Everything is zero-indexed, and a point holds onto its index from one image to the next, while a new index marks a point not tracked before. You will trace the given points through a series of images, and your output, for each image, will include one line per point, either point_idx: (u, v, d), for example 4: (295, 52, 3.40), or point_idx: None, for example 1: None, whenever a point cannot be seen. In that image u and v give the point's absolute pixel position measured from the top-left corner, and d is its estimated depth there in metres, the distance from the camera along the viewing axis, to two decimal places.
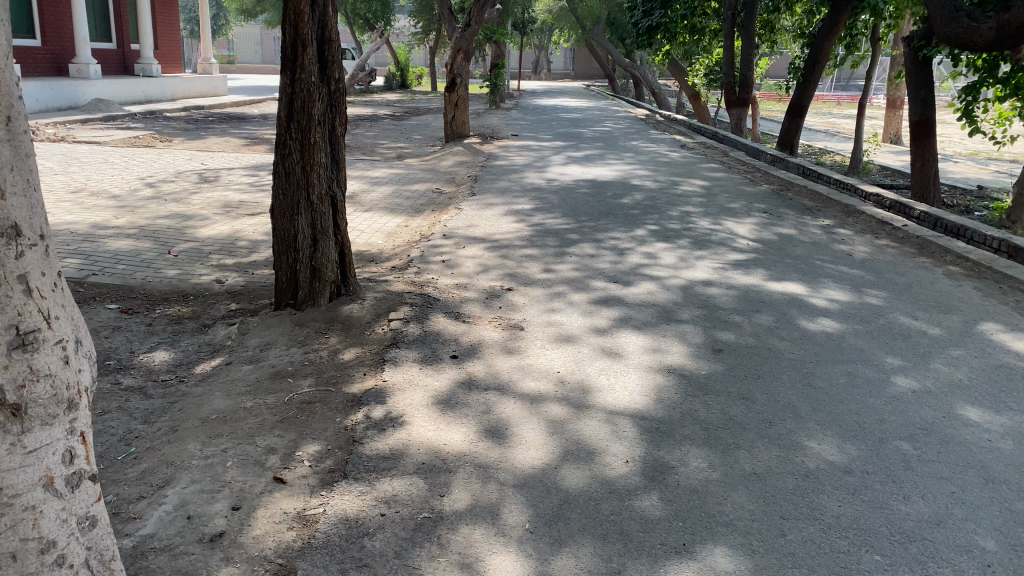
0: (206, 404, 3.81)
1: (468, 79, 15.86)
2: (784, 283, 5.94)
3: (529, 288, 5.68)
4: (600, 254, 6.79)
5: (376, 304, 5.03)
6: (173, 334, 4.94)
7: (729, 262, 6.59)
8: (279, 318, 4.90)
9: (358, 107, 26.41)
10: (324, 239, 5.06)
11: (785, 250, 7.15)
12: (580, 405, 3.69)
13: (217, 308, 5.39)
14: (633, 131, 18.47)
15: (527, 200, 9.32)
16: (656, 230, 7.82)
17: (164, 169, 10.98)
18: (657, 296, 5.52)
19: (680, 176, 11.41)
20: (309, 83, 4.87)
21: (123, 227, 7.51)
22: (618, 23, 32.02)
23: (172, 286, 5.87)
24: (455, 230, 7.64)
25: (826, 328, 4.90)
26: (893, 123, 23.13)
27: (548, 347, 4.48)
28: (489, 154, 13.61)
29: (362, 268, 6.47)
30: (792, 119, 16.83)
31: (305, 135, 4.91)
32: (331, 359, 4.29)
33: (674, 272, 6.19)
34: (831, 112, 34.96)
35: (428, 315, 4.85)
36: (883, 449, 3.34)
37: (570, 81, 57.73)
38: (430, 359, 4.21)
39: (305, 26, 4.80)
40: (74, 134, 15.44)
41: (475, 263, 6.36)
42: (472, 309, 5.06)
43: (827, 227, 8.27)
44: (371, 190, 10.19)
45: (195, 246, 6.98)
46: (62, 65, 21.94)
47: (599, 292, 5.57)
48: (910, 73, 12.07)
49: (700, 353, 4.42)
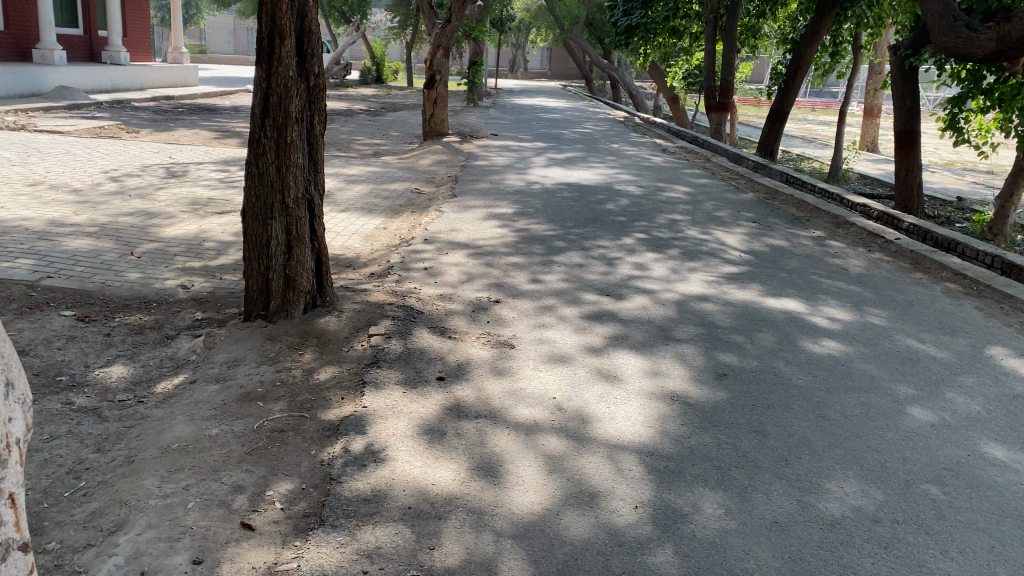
0: (167, 431, 3.44)
1: (447, 76, 15.49)
2: (782, 298, 5.68)
3: (517, 300, 5.36)
4: (588, 264, 6.50)
5: (354, 317, 4.66)
6: (133, 347, 4.55)
7: (724, 275, 6.33)
8: (248, 331, 4.53)
9: (333, 102, 25.96)
10: (299, 246, 4.69)
11: (779, 262, 6.91)
12: (580, 438, 3.39)
13: (181, 317, 5.00)
14: (613, 134, 18.22)
15: (509, 204, 9.02)
16: (645, 239, 7.55)
17: (129, 162, 10.53)
18: (651, 312, 5.24)
19: (665, 182, 11.18)
20: (286, 77, 4.54)
21: (83, 225, 7.09)
22: (596, 24, 31.87)
23: (133, 291, 5.47)
24: (436, 234, 7.31)
25: (832, 351, 4.64)
26: (871, 131, 23.08)
27: (539, 368, 4.17)
28: (468, 154, 13.28)
29: (338, 274, 6.11)
30: (773, 125, 16.70)
31: (280, 133, 4.57)
32: (305, 380, 3.93)
33: (667, 286, 5.91)
34: (807, 119, 35.03)
35: (411, 330, 4.51)
36: (910, 494, 3.08)
37: (547, 80, 57.42)
38: (415, 380, 3.88)
39: (284, 16, 4.48)
40: (35, 123, 14.86)
41: (457, 272, 6.04)
42: (458, 324, 4.73)
43: (818, 238, 8.06)
44: (347, 189, 9.82)
45: (160, 247, 6.58)
46: (26, 50, 21.26)
47: (591, 307, 5.27)
48: (895, 83, 11.94)
49: (704, 377, 4.13)
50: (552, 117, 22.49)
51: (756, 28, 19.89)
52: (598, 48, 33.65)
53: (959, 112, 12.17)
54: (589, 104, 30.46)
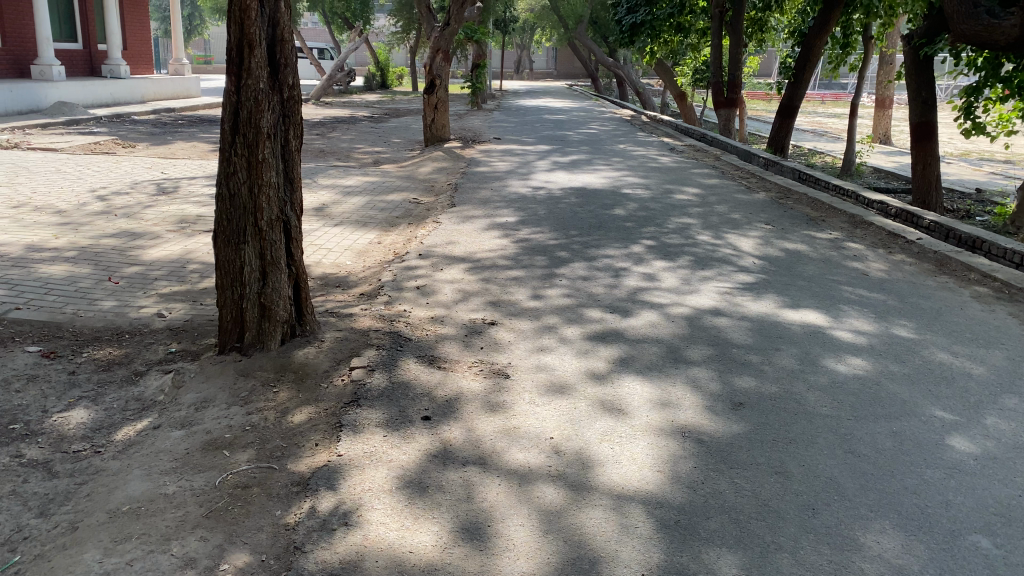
0: (119, 490, 3.09)
1: (447, 80, 15.11)
2: (802, 310, 5.28)
3: (515, 320, 4.98)
4: (593, 277, 6.12)
5: (336, 347, 4.30)
6: (97, 387, 4.20)
7: (738, 285, 5.92)
8: (221, 367, 4.17)
9: (336, 109, 25.66)
10: (275, 272, 4.33)
11: (795, 269, 6.50)
12: (580, 486, 3.01)
13: (154, 351, 4.65)
14: (620, 134, 17.81)
15: (511, 212, 8.65)
16: (654, 246, 7.16)
17: (119, 180, 10.23)
18: (660, 329, 4.85)
19: (673, 184, 10.76)
20: (257, 91, 4.18)
21: (62, 249, 6.76)
22: (600, 22, 31.40)
23: (106, 321, 5.13)
24: (432, 249, 6.94)
25: (858, 371, 4.24)
26: (882, 123, 22.55)
27: (536, 399, 3.78)
28: (470, 160, 12.90)
29: (325, 294, 5.74)
30: (783, 120, 16.24)
31: (252, 150, 4.21)
32: (277, 423, 3.57)
33: (677, 298, 5.52)
34: (817, 111, 34.47)
35: (396, 361, 4.14)
36: (956, 548, 2.69)
37: (554, 81, 56.96)
38: (398, 421, 3.51)
39: (253, 25, 4.14)
40: (30, 140, 14.59)
41: (452, 290, 5.66)
42: (450, 351, 4.35)
43: (836, 240, 7.65)
44: (343, 202, 9.47)
45: (141, 271, 6.25)
46: (24, 65, 21.03)
47: (595, 326, 4.88)
48: (908, 73, 11.47)
49: (718, 407, 3.74)
50: (557, 118, 22.07)
51: (763, 21, 19.44)
52: (602, 47, 33.19)
53: (976, 101, 11.67)
54: (595, 103, 30.05)
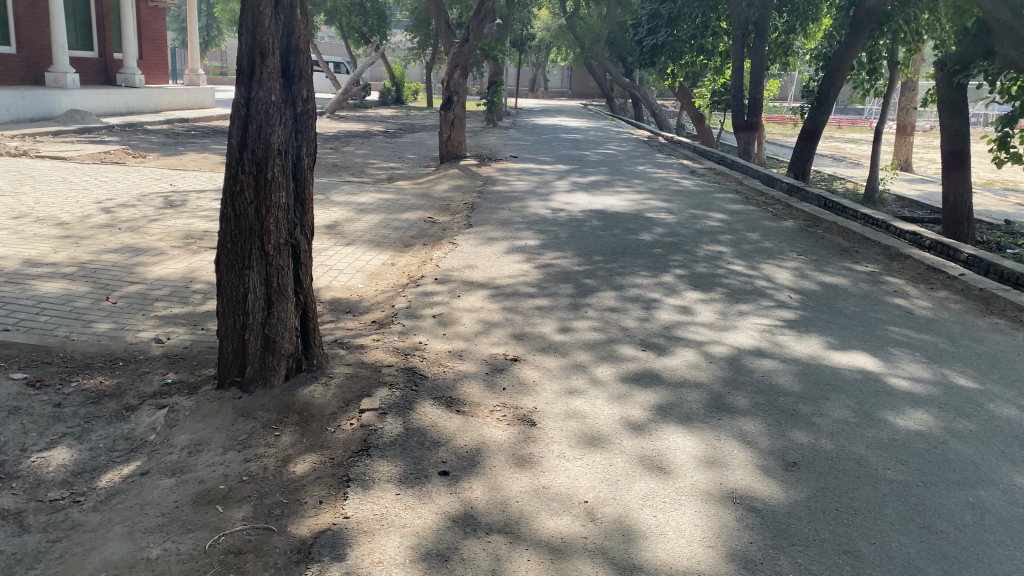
0: (98, 553, 2.73)
1: (464, 97, 14.88)
2: (851, 354, 4.89)
3: (541, 356, 4.60)
4: (623, 308, 5.74)
5: (345, 386, 3.93)
6: (84, 422, 3.83)
7: (778, 321, 5.54)
8: (218, 404, 3.79)
9: (350, 123, 25.44)
10: (280, 302, 3.96)
11: (834, 304, 6.12)
12: (623, 564, 2.63)
13: (149, 382, 4.28)
14: (638, 155, 17.48)
15: (532, 235, 8.30)
16: (685, 276, 6.79)
17: (126, 191, 9.93)
18: (700, 371, 4.46)
19: (698, 208, 10.40)
20: (269, 103, 3.86)
21: (60, 264, 6.43)
22: (618, 42, 31.12)
23: (100, 345, 4.77)
24: (449, 273, 6.57)
25: (920, 426, 3.84)
26: (903, 150, 22.17)
27: (568, 454, 3.39)
28: (487, 179, 12.57)
29: (336, 322, 5.37)
30: (805, 145, 15.85)
31: (261, 167, 3.87)
32: (279, 474, 3.20)
33: (715, 335, 5.15)
34: (834, 137, 34.08)
35: (412, 403, 3.75)
36: None
37: (568, 99, 56.68)
38: (413, 476, 3.13)
39: (266, 33, 3.84)
40: (39, 148, 14.34)
41: (472, 319, 5.29)
42: (470, 392, 3.97)
43: (874, 274, 7.27)
44: (356, 219, 9.13)
45: (141, 291, 5.91)
46: (38, 73, 20.88)
47: (629, 365, 4.51)
48: (941, 100, 11.05)
49: (771, 469, 3.35)
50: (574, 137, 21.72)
51: (785, 45, 19.13)
52: (620, 66, 32.89)
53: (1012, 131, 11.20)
54: (612, 123, 29.73)
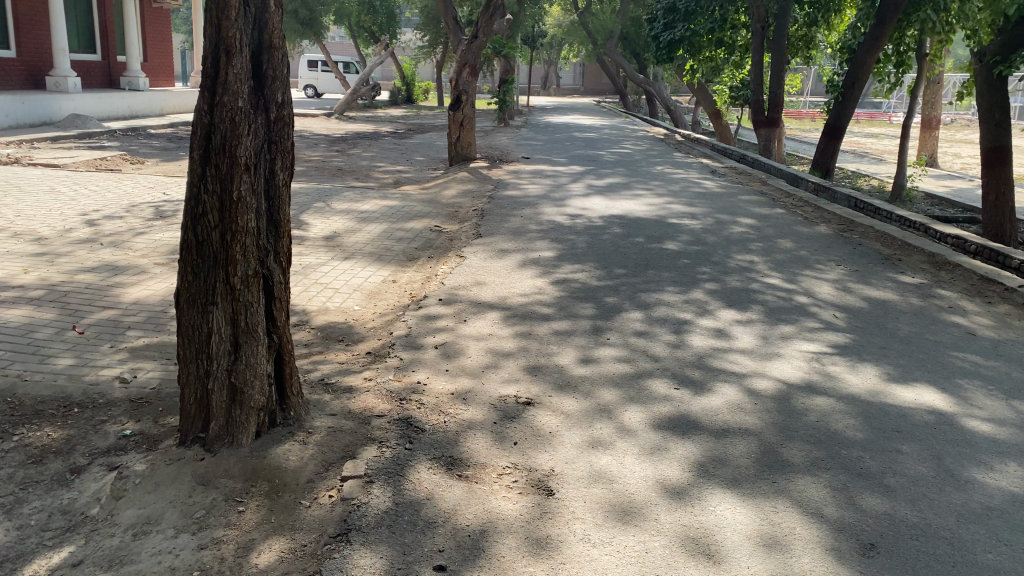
0: None
1: (473, 96, 14.21)
2: (917, 390, 4.22)
3: (558, 397, 3.96)
4: (651, 331, 5.10)
5: (326, 445, 3.31)
6: (19, 490, 3.23)
7: (826, 347, 4.89)
8: (175, 469, 3.19)
9: (358, 124, 24.87)
10: (250, 344, 3.35)
11: (886, 324, 5.45)
12: None
13: (103, 435, 3.68)
14: (655, 154, 16.83)
15: (547, 245, 7.68)
16: (717, 291, 6.15)
17: (116, 201, 9.38)
18: (745, 415, 3.81)
19: (724, 213, 9.75)
20: (234, 109, 3.25)
21: (29, 287, 5.87)
22: (632, 38, 30.43)
23: (54, 388, 4.17)
24: (455, 291, 5.97)
25: (1016, 488, 3.20)
26: (929, 145, 21.37)
27: (594, 536, 2.76)
28: (498, 182, 11.96)
29: (325, 353, 4.76)
30: (829, 141, 15.10)
31: (225, 187, 3.27)
32: (237, 569, 2.59)
33: (759, 366, 4.50)
34: (854, 132, 33.23)
35: (404, 466, 3.13)
36: None
37: (581, 97, 55.84)
38: (401, 572, 2.52)
39: (232, 27, 3.23)
40: (34, 155, 13.81)
41: (479, 350, 4.65)
42: (475, 449, 3.34)
43: (923, 287, 6.61)
44: (357, 230, 8.54)
45: (112, 317, 5.33)
46: (39, 77, 20.36)
47: (661, 407, 3.86)
48: (979, 93, 10.19)
49: (845, 555, 2.71)
50: (589, 136, 21.04)
51: (808, 35, 18.34)
52: (633, 62, 32.18)
53: None
54: (626, 120, 28.97)
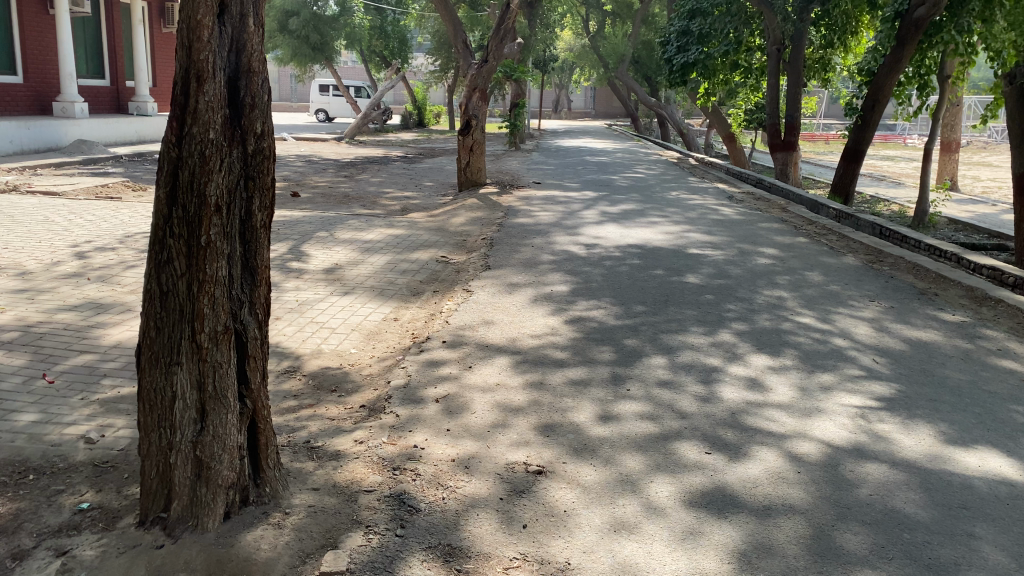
0: None
1: (484, 120, 13.82)
2: (979, 454, 3.72)
3: (574, 464, 3.49)
4: (676, 380, 4.63)
5: (303, 532, 2.86)
6: None
7: (872, 399, 4.41)
8: (129, 559, 2.75)
9: (368, 149, 24.55)
10: (218, 412, 2.91)
11: (933, 371, 4.96)
12: None
13: (57, 508, 3.23)
14: (670, 179, 16.39)
15: (561, 278, 7.24)
16: (746, 332, 5.67)
17: (110, 231, 8.99)
18: (789, 487, 3.33)
19: (746, 242, 9.29)
20: (205, 142, 2.82)
21: (3, 328, 5.46)
22: (645, 61, 30.10)
23: (9, 451, 3.73)
24: (461, 331, 5.53)
25: None
26: (949, 167, 20.93)
27: None
28: (509, 209, 11.53)
29: (315, 407, 4.31)
30: (849, 165, 14.55)
31: (193, 230, 2.84)
32: None
33: (800, 424, 4.02)
34: (870, 155, 32.73)
35: (394, 562, 2.68)
36: None
37: (592, 121, 55.56)
38: None
39: (205, 49, 2.81)
40: (33, 182, 13.46)
41: (485, 405, 4.18)
42: (479, 534, 2.88)
43: (966, 326, 6.12)
44: (360, 262, 8.12)
45: (88, 363, 4.90)
46: (45, 103, 20.11)
47: (694, 477, 3.39)
48: (1011, 116, 9.63)
49: None
50: (601, 160, 20.64)
51: (825, 57, 17.91)
52: (646, 85, 31.84)
53: None
54: (639, 144, 28.57)
